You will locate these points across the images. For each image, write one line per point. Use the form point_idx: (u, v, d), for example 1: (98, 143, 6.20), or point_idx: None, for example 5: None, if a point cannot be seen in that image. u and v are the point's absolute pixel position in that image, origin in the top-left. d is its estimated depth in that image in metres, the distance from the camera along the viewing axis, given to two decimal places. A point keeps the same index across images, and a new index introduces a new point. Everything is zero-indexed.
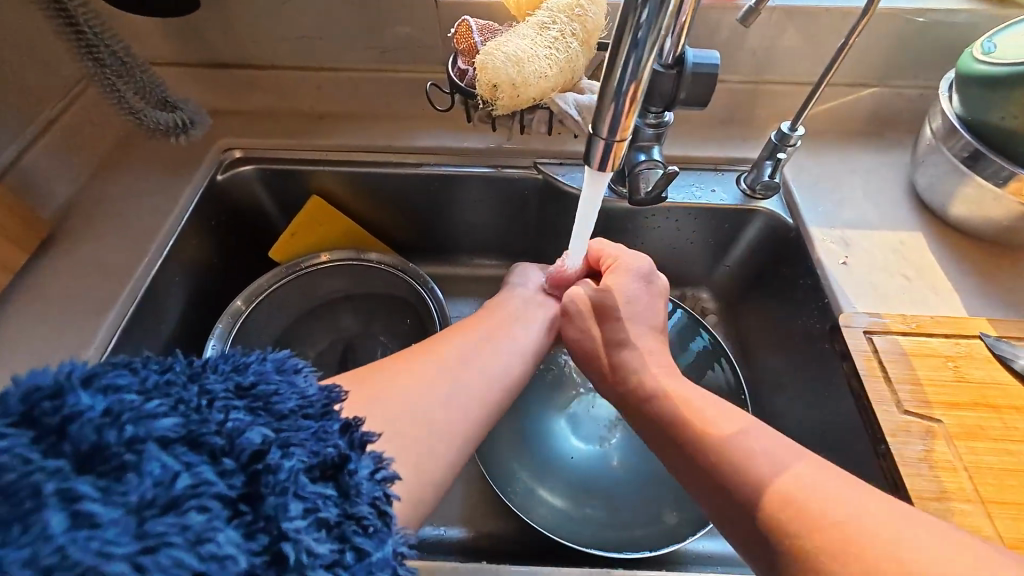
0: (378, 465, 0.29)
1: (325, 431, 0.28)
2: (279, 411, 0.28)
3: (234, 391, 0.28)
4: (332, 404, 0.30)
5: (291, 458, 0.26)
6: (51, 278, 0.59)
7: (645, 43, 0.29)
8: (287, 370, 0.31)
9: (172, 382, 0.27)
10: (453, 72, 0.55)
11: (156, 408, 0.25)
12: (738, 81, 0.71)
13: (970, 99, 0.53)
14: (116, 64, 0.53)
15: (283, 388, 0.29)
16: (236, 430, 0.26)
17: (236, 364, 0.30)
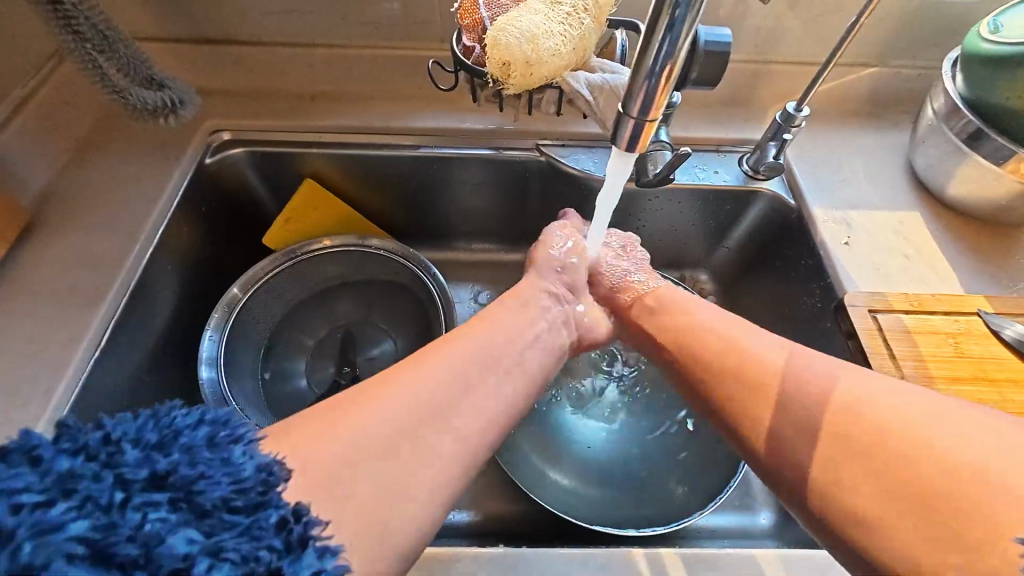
0: (321, 563, 0.25)
1: (259, 526, 0.25)
2: (202, 505, 0.24)
3: (152, 480, 0.25)
4: (272, 488, 0.27)
5: (220, 569, 0.23)
6: (34, 268, 0.56)
7: (682, 22, 0.28)
8: (221, 443, 0.27)
9: (79, 475, 0.24)
10: (458, 49, 0.52)
11: (62, 516, 0.22)
12: (742, 59, 0.70)
13: (974, 77, 0.54)
14: (98, 39, 0.49)
15: (212, 471, 0.26)
16: (154, 537, 0.23)
17: (162, 437, 0.26)
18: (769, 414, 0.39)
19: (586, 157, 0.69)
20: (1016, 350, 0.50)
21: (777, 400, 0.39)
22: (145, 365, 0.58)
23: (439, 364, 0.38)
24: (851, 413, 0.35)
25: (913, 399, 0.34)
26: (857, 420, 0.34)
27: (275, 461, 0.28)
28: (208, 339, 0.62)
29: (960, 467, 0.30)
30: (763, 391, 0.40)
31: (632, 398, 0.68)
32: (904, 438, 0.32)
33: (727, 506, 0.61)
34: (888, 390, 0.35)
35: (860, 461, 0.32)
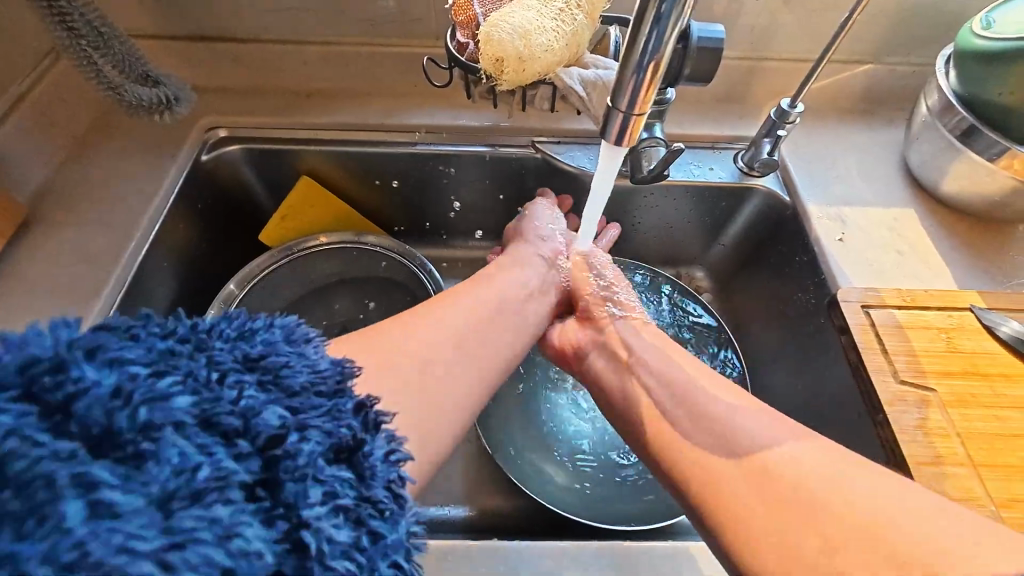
0: (392, 446, 0.28)
1: (339, 409, 0.27)
2: (291, 387, 0.27)
3: (244, 363, 0.27)
4: (346, 380, 0.29)
5: (310, 441, 0.25)
6: (31, 264, 0.56)
7: (668, 15, 0.28)
8: (297, 341, 0.30)
9: (177, 353, 0.26)
10: (451, 45, 0.53)
11: (168, 388, 0.23)
12: (737, 56, 0.70)
13: (967, 74, 0.54)
14: (93, 35, 0.49)
15: (293, 361, 0.28)
16: (251, 409, 0.25)
17: (242, 331, 0.29)
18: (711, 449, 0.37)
19: (581, 154, 0.70)
20: (1008, 345, 0.50)
21: (726, 430, 0.38)
22: None
23: (434, 331, 0.40)
24: (787, 459, 0.35)
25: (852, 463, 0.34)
26: (800, 485, 0.33)
27: (345, 359, 0.30)
28: None
29: (880, 531, 0.30)
30: (700, 411, 0.40)
31: None
32: (824, 494, 0.32)
33: None
34: (826, 451, 0.35)
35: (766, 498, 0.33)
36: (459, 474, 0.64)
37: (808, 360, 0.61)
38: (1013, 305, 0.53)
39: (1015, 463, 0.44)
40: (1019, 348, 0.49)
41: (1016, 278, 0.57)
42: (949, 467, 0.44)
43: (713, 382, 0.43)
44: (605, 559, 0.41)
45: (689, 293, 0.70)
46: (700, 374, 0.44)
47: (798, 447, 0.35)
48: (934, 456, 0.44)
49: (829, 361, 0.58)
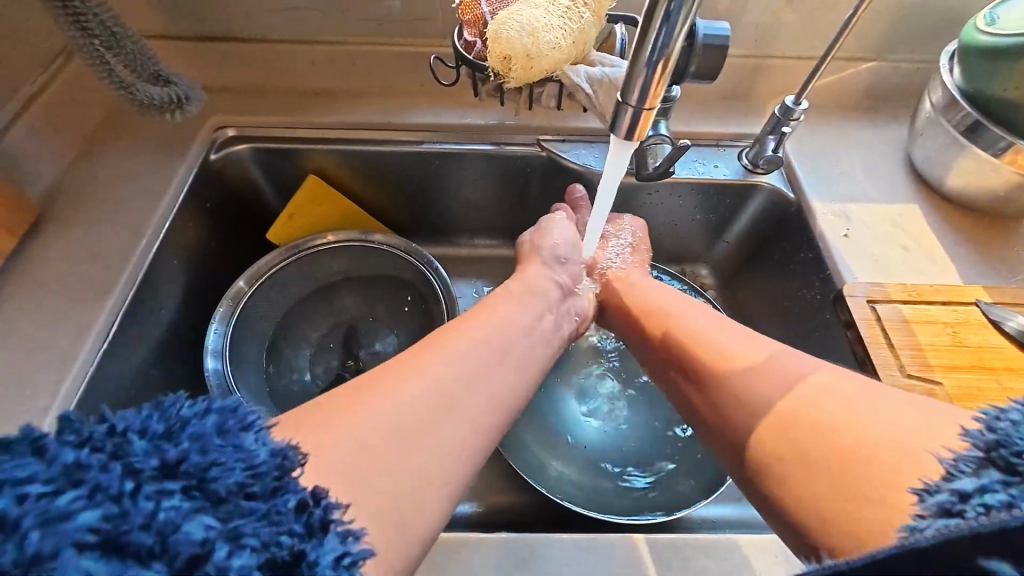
0: (345, 546, 0.25)
1: (277, 512, 0.25)
2: (217, 492, 0.24)
3: (162, 469, 0.24)
4: (287, 473, 0.26)
5: (240, 555, 0.23)
6: (42, 262, 0.57)
7: (677, 12, 0.29)
8: (232, 430, 0.27)
9: (86, 466, 0.23)
10: (459, 44, 0.53)
11: (71, 505, 0.21)
12: (742, 54, 0.70)
13: (972, 71, 0.54)
14: (106, 36, 0.50)
15: (226, 457, 0.25)
16: (170, 524, 0.22)
17: (170, 425, 0.26)
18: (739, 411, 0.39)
19: (586, 152, 0.70)
20: (1013, 339, 0.50)
21: (744, 379, 0.40)
22: (150, 357, 0.59)
23: (446, 363, 0.39)
24: (798, 394, 0.37)
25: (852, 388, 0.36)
26: (814, 414, 0.35)
27: (289, 446, 0.28)
28: (214, 333, 0.63)
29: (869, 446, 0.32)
30: (723, 381, 0.41)
31: (633, 391, 0.68)
32: (827, 420, 0.34)
33: (726, 497, 0.62)
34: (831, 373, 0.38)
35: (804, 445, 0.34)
36: None
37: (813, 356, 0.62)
38: (1017, 300, 0.53)
39: None
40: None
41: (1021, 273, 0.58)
42: None
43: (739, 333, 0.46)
44: (614, 552, 0.41)
45: (694, 291, 0.70)
46: (720, 330, 0.47)
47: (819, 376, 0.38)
48: None
49: (835, 356, 0.58)
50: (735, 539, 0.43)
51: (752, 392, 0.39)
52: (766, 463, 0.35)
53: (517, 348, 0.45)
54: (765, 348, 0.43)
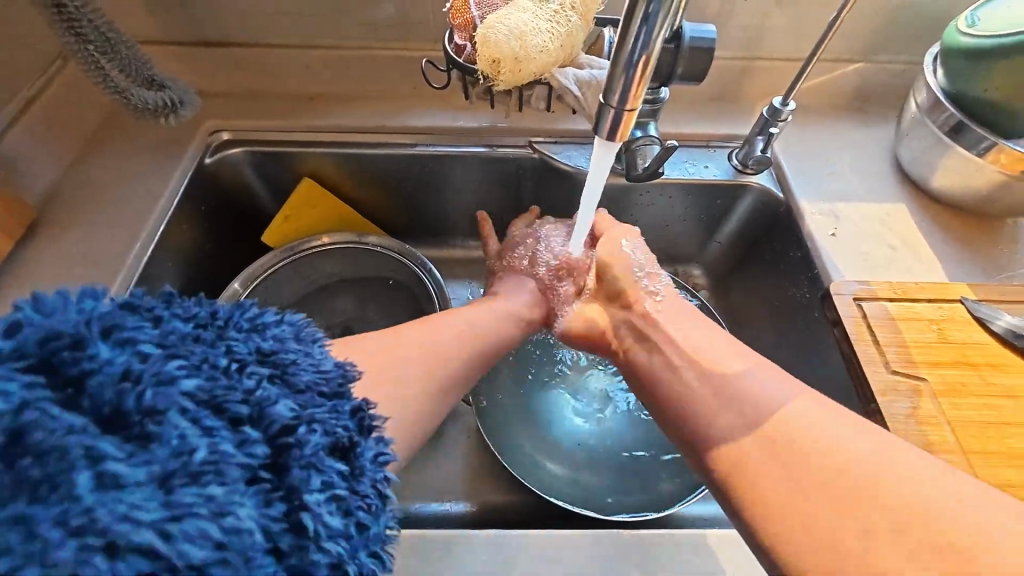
0: (382, 446, 0.29)
1: (339, 408, 0.28)
2: (297, 384, 0.28)
3: (257, 356, 0.28)
4: (347, 382, 0.30)
5: (315, 433, 0.26)
6: (38, 264, 0.57)
7: (656, 14, 0.29)
8: (305, 339, 0.31)
9: (195, 339, 0.27)
10: (450, 48, 0.54)
11: (176, 371, 0.24)
12: (731, 57, 0.71)
13: (955, 72, 0.55)
14: (101, 41, 0.51)
15: (302, 358, 0.29)
16: (264, 399, 0.26)
17: (255, 323, 0.30)
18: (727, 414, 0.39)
19: (578, 153, 0.71)
20: (998, 336, 0.51)
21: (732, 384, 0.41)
22: None
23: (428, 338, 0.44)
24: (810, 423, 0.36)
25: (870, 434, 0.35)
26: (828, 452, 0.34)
27: (348, 363, 0.32)
28: None
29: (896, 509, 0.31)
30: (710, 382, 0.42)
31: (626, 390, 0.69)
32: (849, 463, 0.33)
33: None
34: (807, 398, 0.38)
35: (789, 465, 0.34)
36: (460, 470, 0.64)
37: (804, 354, 0.62)
38: (1002, 297, 0.54)
39: (1003, 450, 0.45)
40: (1009, 339, 0.50)
41: (1007, 271, 0.58)
42: (941, 453, 0.44)
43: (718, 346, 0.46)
44: (602, 546, 0.42)
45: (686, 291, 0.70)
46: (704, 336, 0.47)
47: (800, 400, 0.38)
48: (925, 443, 0.44)
49: (824, 354, 0.59)
50: (704, 534, 0.43)
51: (742, 396, 0.39)
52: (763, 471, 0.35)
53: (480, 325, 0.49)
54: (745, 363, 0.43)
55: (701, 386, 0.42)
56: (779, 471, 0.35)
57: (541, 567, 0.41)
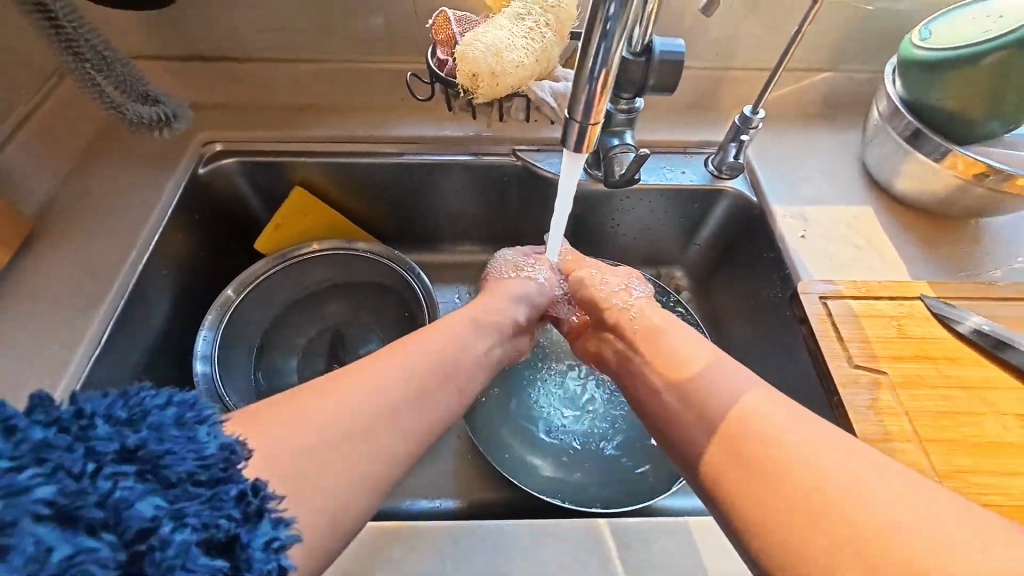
0: (276, 531, 0.27)
1: (220, 498, 0.26)
2: (169, 477, 0.26)
3: (122, 452, 0.25)
4: (234, 465, 0.28)
5: (183, 531, 0.24)
6: (36, 274, 0.59)
7: (613, 33, 0.32)
8: (189, 422, 0.28)
9: (52, 447, 0.24)
10: (432, 62, 0.57)
11: (28, 481, 0.22)
12: (705, 67, 0.74)
13: (913, 82, 0.58)
14: (97, 59, 0.53)
15: (179, 447, 0.27)
16: (123, 501, 0.24)
17: (133, 414, 0.27)
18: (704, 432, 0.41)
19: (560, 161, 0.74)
20: (955, 331, 0.53)
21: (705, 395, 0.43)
22: (142, 364, 0.62)
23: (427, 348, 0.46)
24: (776, 435, 0.37)
25: (839, 446, 0.35)
26: (794, 463, 0.35)
27: (237, 442, 0.29)
28: (203, 339, 0.65)
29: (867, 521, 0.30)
30: (688, 392, 0.44)
31: (609, 389, 0.71)
32: (813, 475, 0.34)
33: None
34: (781, 405, 0.39)
35: (758, 478, 0.36)
36: (448, 469, 0.66)
37: (777, 350, 0.65)
38: (961, 294, 0.57)
39: (957, 438, 0.47)
40: (965, 333, 0.53)
41: (967, 270, 0.61)
42: (899, 443, 0.47)
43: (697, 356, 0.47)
44: (580, 536, 0.44)
45: (666, 291, 0.73)
46: (688, 347, 0.49)
47: (772, 408, 0.39)
48: (884, 433, 0.47)
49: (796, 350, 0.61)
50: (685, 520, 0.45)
51: (717, 408, 0.41)
52: (734, 488, 0.37)
53: (475, 334, 0.51)
54: (716, 373, 0.44)
55: (680, 406, 0.44)
56: (747, 482, 0.36)
57: (523, 557, 0.43)
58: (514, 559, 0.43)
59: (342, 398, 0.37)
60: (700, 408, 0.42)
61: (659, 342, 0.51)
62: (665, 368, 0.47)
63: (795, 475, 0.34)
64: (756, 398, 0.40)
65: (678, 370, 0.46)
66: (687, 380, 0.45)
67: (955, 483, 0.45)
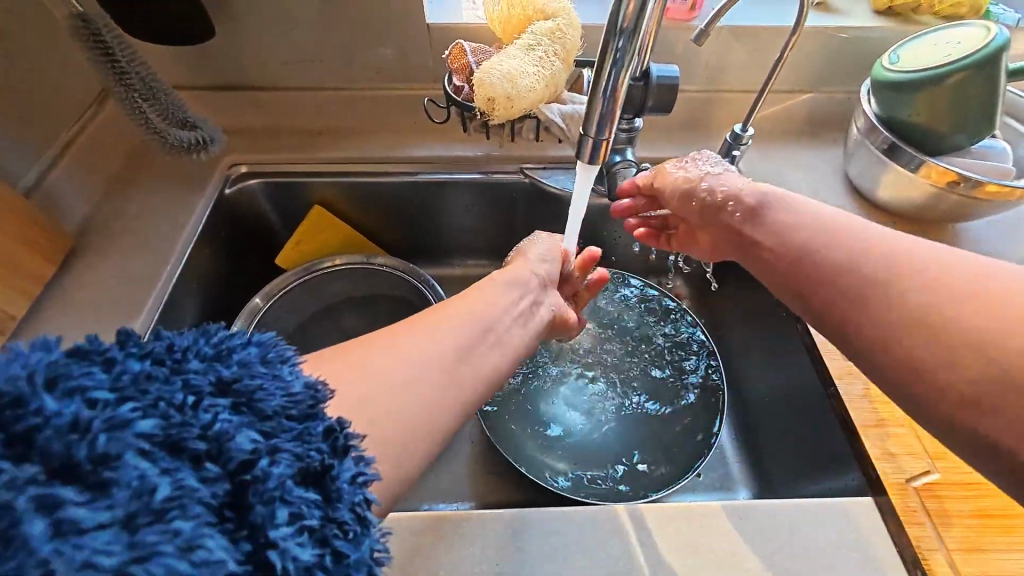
0: (360, 468, 0.28)
1: (309, 433, 0.27)
2: (263, 410, 0.26)
3: (218, 387, 0.26)
4: (319, 404, 0.29)
5: (279, 464, 0.25)
6: (77, 287, 0.62)
7: (622, 61, 0.37)
8: (272, 361, 0.29)
9: (154, 377, 0.25)
10: (450, 88, 0.62)
11: (131, 413, 0.23)
12: (697, 90, 0.80)
13: (883, 100, 0.64)
14: (145, 89, 0.58)
15: (268, 383, 0.28)
16: (224, 433, 0.25)
17: (219, 350, 0.28)
18: (848, 286, 0.40)
19: (564, 177, 0.78)
20: None
21: (839, 251, 0.42)
22: None
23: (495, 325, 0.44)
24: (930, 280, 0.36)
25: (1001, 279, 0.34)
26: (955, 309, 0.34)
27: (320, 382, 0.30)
28: None
29: None
30: (816, 251, 0.43)
31: (620, 390, 0.73)
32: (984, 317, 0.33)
33: (707, 486, 0.68)
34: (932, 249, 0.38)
35: (919, 327, 0.35)
36: (465, 470, 0.69)
37: (773, 347, 0.68)
38: None
39: None
40: None
41: None
42: (892, 427, 0.50)
43: (806, 217, 0.47)
44: (601, 521, 0.47)
45: (670, 297, 0.78)
46: (816, 211, 0.47)
47: (917, 255, 0.38)
48: (877, 419, 0.50)
49: (789, 348, 0.65)
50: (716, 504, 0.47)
51: (858, 264, 0.40)
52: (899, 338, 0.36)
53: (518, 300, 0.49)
54: (833, 229, 0.44)
55: (808, 266, 0.44)
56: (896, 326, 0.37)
57: (548, 540, 0.46)
58: (538, 543, 0.46)
59: (354, 374, 0.34)
60: (833, 269, 0.41)
61: (786, 204, 0.49)
62: (791, 235, 0.46)
63: (937, 307, 0.35)
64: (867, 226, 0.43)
65: (799, 238, 0.46)
66: (812, 268, 0.43)
67: (947, 462, 0.47)
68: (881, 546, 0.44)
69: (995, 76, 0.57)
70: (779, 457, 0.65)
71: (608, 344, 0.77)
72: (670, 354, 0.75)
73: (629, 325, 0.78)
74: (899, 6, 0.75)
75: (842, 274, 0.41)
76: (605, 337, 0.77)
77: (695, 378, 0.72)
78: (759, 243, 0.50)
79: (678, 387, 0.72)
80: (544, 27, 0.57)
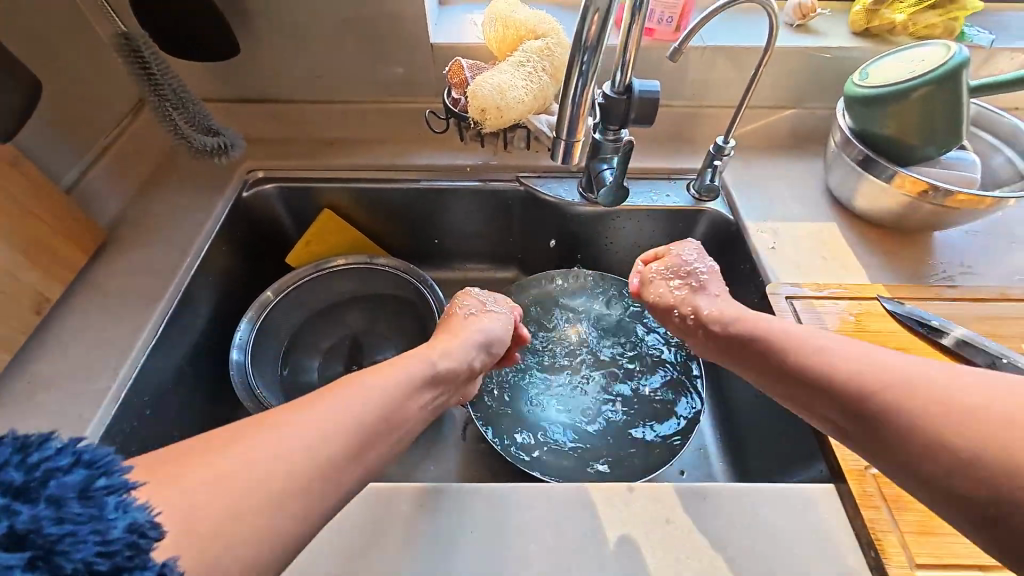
0: None
1: None
2: (61, 567, 0.26)
3: (11, 538, 0.26)
4: (142, 548, 0.28)
5: None
6: (105, 277, 0.69)
7: (588, 73, 0.42)
8: (92, 496, 0.29)
9: None
10: (448, 101, 0.68)
11: None
12: (683, 105, 0.85)
13: (856, 115, 0.67)
14: (175, 99, 0.65)
15: (77, 528, 0.28)
16: None
17: (25, 485, 0.28)
18: (842, 410, 0.40)
19: (556, 185, 0.82)
20: (934, 340, 0.60)
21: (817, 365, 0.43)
22: (186, 359, 0.70)
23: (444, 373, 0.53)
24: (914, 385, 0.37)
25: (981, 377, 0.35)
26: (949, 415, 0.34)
27: (148, 519, 0.29)
28: (240, 333, 0.75)
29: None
30: (798, 371, 0.44)
31: (605, 389, 0.76)
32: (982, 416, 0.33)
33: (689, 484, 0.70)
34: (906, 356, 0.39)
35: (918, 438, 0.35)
36: (454, 459, 0.72)
37: None
38: (912, 296, 0.65)
39: None
40: (942, 341, 0.59)
41: (924, 277, 0.68)
42: None
43: (777, 334, 0.49)
44: (571, 498, 0.50)
45: None
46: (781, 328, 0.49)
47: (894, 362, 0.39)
48: None
49: None
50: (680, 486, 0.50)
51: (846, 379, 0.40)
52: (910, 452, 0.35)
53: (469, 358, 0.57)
54: (807, 345, 0.45)
55: (796, 389, 0.44)
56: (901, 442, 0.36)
57: (521, 513, 0.49)
58: (512, 515, 0.49)
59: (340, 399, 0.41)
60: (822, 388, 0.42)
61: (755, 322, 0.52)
62: (770, 353, 0.48)
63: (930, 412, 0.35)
64: (815, 335, 0.46)
65: (779, 357, 0.46)
66: (800, 392, 0.44)
67: None
68: (840, 531, 0.46)
69: (959, 90, 0.60)
70: (756, 455, 0.67)
71: (596, 344, 0.80)
72: (655, 356, 0.78)
73: (618, 326, 0.81)
74: (875, 27, 0.79)
75: (831, 392, 0.41)
76: (593, 338, 0.81)
77: (677, 378, 0.75)
78: (748, 361, 0.50)
79: (661, 387, 0.75)
80: (534, 45, 0.63)
